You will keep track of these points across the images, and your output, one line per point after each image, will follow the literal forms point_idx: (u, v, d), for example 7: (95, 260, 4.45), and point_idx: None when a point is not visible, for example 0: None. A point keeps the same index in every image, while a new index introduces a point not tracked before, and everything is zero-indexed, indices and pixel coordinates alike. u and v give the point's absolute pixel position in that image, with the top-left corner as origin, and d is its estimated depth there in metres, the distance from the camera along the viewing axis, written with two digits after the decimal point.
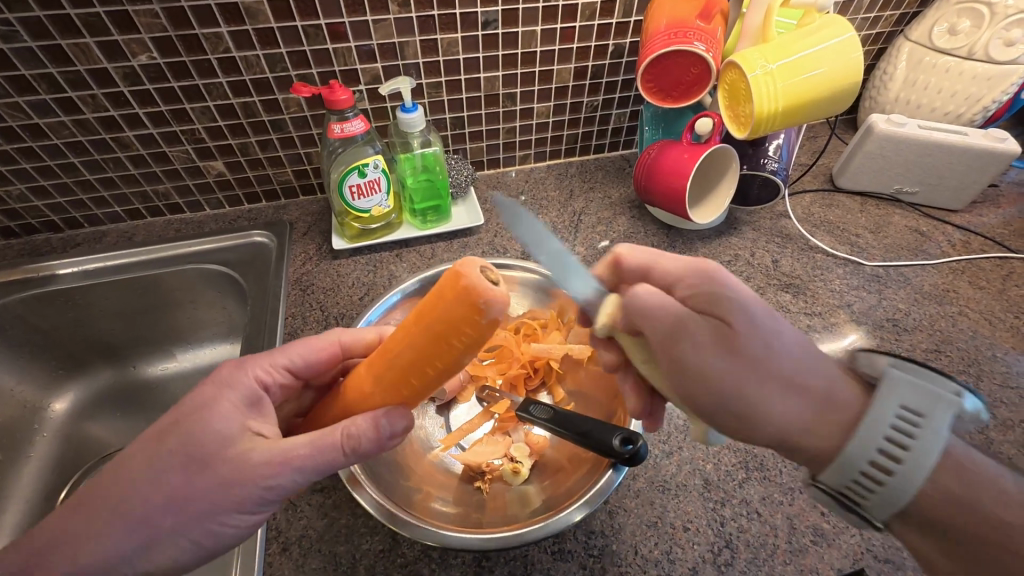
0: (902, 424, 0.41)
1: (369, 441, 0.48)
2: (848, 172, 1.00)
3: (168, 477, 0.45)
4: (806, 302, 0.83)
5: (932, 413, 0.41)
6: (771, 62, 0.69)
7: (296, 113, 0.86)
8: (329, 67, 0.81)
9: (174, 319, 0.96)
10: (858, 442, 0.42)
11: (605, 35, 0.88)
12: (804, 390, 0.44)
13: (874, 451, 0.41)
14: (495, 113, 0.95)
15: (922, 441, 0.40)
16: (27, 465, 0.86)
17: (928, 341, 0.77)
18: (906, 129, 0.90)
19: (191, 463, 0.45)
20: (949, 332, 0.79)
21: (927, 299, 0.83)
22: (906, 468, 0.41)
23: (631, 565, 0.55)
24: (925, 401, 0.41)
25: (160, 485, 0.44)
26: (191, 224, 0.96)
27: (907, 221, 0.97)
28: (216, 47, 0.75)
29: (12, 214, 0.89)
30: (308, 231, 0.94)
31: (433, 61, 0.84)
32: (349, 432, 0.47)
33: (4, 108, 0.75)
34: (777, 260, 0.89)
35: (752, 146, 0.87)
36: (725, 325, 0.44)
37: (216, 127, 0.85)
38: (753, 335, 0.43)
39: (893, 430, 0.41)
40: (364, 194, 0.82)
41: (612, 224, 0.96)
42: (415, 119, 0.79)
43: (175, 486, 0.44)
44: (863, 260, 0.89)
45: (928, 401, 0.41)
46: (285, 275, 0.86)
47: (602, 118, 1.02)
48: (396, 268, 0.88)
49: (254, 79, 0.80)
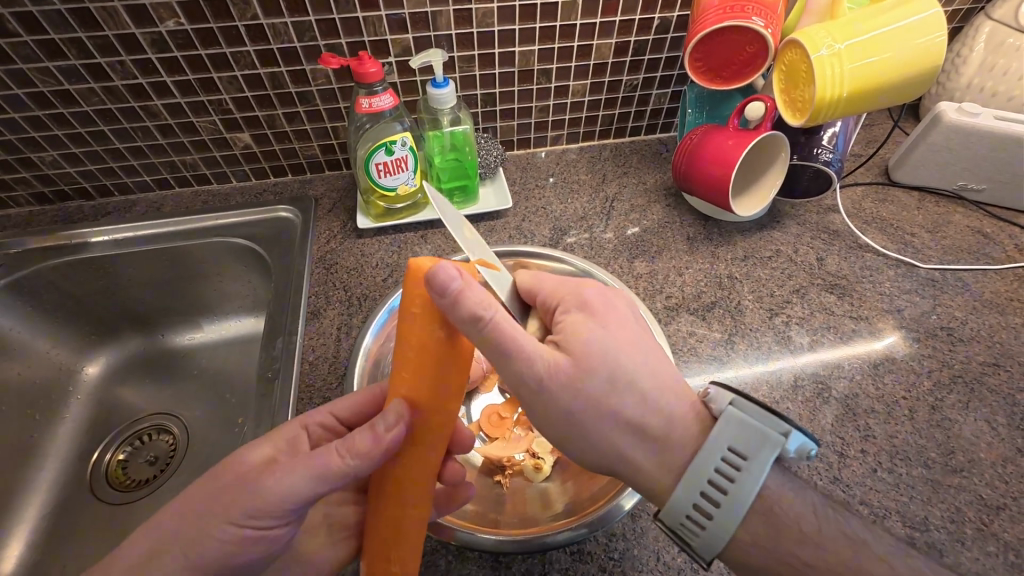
0: (727, 465, 0.45)
1: (366, 437, 0.46)
2: (907, 165, 0.92)
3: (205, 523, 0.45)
4: (852, 304, 0.78)
5: (756, 454, 0.44)
6: (839, 42, 0.63)
7: (323, 85, 0.83)
8: (358, 38, 0.78)
9: (200, 291, 0.97)
10: (687, 483, 0.46)
11: (651, 8, 0.82)
12: (642, 428, 0.48)
13: (700, 492, 0.46)
14: (529, 90, 0.90)
15: (737, 490, 0.44)
16: (62, 426, 0.89)
17: (985, 354, 0.72)
18: (980, 120, 0.82)
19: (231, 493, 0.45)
20: (1009, 344, 0.73)
21: (987, 307, 0.77)
22: (729, 506, 0.44)
23: (652, 571, 0.53)
24: (749, 440, 0.44)
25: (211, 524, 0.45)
26: (219, 196, 0.95)
27: (969, 220, 0.89)
28: (244, 14, 0.73)
29: (45, 179, 0.90)
30: (333, 208, 0.92)
31: (466, 33, 0.80)
32: (346, 438, 0.47)
33: (36, 72, 0.75)
34: (822, 258, 0.84)
35: (804, 134, 0.81)
36: (590, 352, 0.47)
37: (243, 98, 0.83)
38: (600, 355, 0.47)
39: (717, 473, 0.45)
40: (390, 172, 0.79)
41: (646, 212, 0.91)
42: (445, 95, 0.76)
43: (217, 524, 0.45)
44: (917, 262, 0.83)
45: (752, 438, 0.44)
46: (309, 253, 0.84)
47: (641, 99, 0.96)
48: (420, 250, 0.86)
49: (282, 48, 0.77)
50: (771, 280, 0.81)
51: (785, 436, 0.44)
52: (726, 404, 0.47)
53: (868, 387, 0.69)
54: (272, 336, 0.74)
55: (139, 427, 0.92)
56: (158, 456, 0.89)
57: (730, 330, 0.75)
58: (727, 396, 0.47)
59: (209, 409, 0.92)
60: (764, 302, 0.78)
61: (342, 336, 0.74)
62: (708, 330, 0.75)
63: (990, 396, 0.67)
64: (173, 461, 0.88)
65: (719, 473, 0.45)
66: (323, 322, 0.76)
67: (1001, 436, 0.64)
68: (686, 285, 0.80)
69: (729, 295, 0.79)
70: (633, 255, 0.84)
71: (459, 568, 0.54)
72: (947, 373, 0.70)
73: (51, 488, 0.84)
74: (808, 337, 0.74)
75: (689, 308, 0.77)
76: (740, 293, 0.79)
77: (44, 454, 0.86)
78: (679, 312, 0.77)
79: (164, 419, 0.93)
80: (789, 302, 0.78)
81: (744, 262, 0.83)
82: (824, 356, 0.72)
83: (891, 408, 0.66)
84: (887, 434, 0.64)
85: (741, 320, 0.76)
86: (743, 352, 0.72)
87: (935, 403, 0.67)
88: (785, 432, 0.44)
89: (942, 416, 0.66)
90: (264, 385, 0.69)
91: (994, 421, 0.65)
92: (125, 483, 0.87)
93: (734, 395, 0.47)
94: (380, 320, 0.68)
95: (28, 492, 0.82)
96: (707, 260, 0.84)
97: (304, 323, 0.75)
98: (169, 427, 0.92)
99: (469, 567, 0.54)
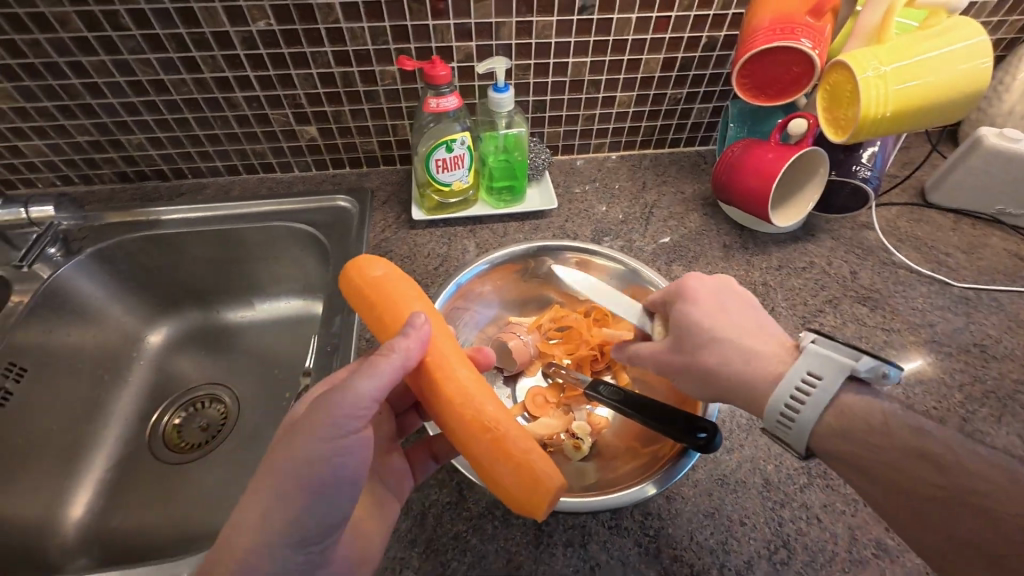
0: (804, 384, 0.50)
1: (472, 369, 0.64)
2: (943, 188, 0.94)
3: (291, 515, 0.47)
4: (884, 317, 0.80)
5: (829, 375, 0.49)
6: (884, 65, 0.67)
7: (389, 85, 0.90)
8: (426, 43, 0.84)
9: (256, 271, 1.03)
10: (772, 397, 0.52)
11: (700, 27, 0.87)
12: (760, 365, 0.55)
13: (781, 407, 0.51)
14: (578, 99, 0.95)
15: (812, 403, 0.50)
16: (126, 388, 0.96)
17: (1017, 372, 0.74)
18: (1019, 146, 0.84)
19: (296, 450, 0.47)
20: None
21: (1020, 328, 0.79)
22: (808, 411, 0.50)
23: (686, 549, 0.57)
24: (825, 366, 0.50)
25: (286, 519, 0.47)
26: (282, 184, 1.02)
27: (1005, 244, 0.91)
28: (326, 18, 0.80)
29: (129, 160, 0.98)
30: (387, 200, 0.99)
31: (526, 44, 0.86)
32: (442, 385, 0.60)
33: (138, 63, 0.83)
34: (856, 272, 0.87)
35: (844, 152, 0.85)
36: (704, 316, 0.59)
37: (315, 94, 0.90)
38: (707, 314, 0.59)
39: (797, 390, 0.51)
40: (448, 168, 0.85)
41: (684, 220, 0.95)
42: (505, 99, 0.81)
43: (298, 500, 0.47)
44: (951, 280, 0.85)
45: (825, 365, 0.50)
46: (365, 239, 0.91)
47: (684, 112, 1.00)
48: (468, 243, 0.91)
49: (357, 50, 0.84)
50: (804, 289, 0.84)
51: (857, 360, 0.49)
52: (807, 341, 0.52)
53: (899, 396, 0.71)
54: (331, 313, 0.79)
55: (194, 394, 0.99)
56: (210, 423, 0.95)
57: None
58: (808, 335, 0.52)
59: (260, 382, 0.99)
60: (798, 310, 0.81)
61: None
62: None
63: (1021, 412, 0.69)
64: (224, 428, 0.94)
65: (797, 391, 0.50)
66: None
67: None
68: None
69: (764, 302, 0.82)
70: (671, 259, 0.88)
71: (505, 532, 0.58)
72: (979, 388, 0.72)
73: (116, 443, 0.91)
74: None
75: None
76: (774, 300, 0.82)
77: (110, 412, 0.93)
78: None
79: (217, 389, 0.99)
80: (822, 311, 0.81)
81: (778, 271, 0.86)
82: None
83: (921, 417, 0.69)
84: None
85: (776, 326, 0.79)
86: None
87: (966, 415, 0.69)
88: (857, 356, 0.49)
89: (972, 428, 0.68)
90: (324, 357, 0.74)
91: None
92: (180, 446, 0.93)
93: (812, 333, 0.53)
94: (446, 293, 0.72)
95: (96, 445, 0.89)
96: (743, 268, 0.87)
97: None
98: (222, 397, 0.98)
99: (514, 532, 0.58)
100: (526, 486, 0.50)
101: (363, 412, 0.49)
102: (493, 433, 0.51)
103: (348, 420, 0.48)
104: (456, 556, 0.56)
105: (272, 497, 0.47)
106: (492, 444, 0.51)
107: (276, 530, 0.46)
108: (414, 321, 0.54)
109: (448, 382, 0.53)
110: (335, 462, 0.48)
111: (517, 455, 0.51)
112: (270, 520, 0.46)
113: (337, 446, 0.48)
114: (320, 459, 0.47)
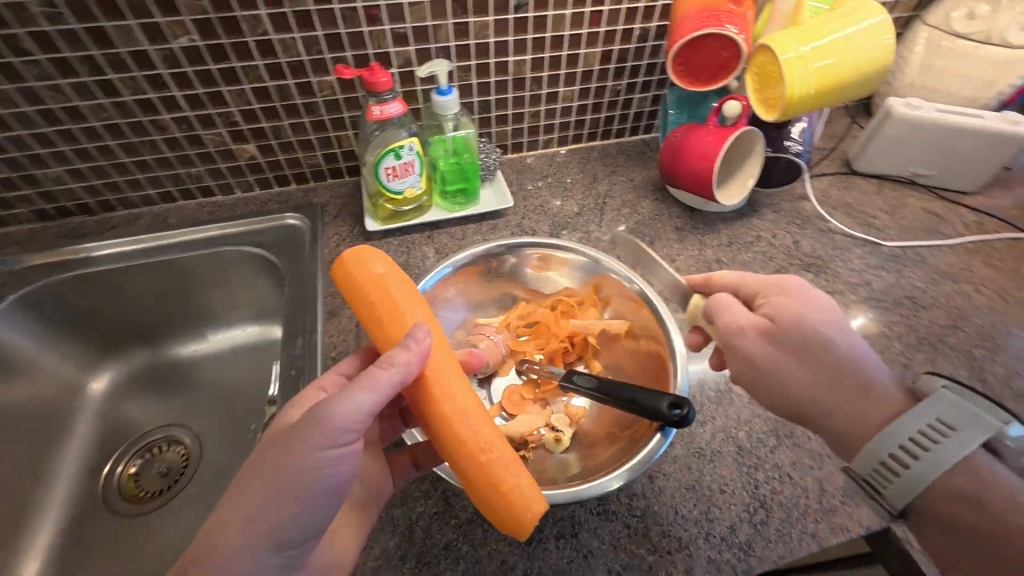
0: (928, 434, 0.47)
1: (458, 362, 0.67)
2: (865, 156, 1.02)
3: (273, 522, 0.45)
4: (827, 280, 0.86)
5: (964, 429, 0.46)
6: (803, 45, 0.71)
7: (329, 96, 0.87)
8: (363, 51, 0.83)
9: (204, 301, 0.97)
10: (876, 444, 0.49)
11: (632, 20, 0.89)
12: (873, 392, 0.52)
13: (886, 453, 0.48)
14: (522, 97, 0.96)
15: (924, 461, 0.46)
16: (70, 443, 0.88)
17: (945, 318, 0.81)
18: (926, 112, 0.92)
19: (284, 458, 0.45)
20: (964, 308, 0.82)
21: (943, 278, 0.86)
22: (924, 463, 0.46)
23: (673, 524, 0.58)
24: (956, 415, 0.46)
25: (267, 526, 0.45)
26: (224, 206, 0.97)
27: (922, 202, 0.99)
28: (254, 30, 0.76)
29: (47, 196, 0.90)
30: (339, 214, 0.96)
31: (465, 45, 0.86)
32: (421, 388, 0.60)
33: (46, 89, 0.76)
34: (798, 241, 0.92)
35: (776, 129, 0.90)
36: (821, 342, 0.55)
37: (250, 110, 0.86)
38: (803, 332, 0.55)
39: (910, 440, 0.47)
40: (398, 176, 0.83)
41: (636, 207, 0.98)
42: (449, 102, 0.81)
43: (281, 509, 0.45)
44: (880, 240, 0.92)
45: (962, 416, 0.46)
46: (320, 256, 0.88)
47: (625, 103, 1.03)
48: (427, 250, 0.90)
49: (290, 62, 0.81)
50: (754, 262, 0.89)
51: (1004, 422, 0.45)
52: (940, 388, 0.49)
53: None
54: (292, 335, 0.76)
55: (149, 439, 0.93)
56: (171, 467, 0.89)
57: None
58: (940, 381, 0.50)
59: (221, 417, 0.93)
60: None
61: (361, 332, 0.78)
62: None
63: (952, 353, 0.76)
64: (187, 471, 0.89)
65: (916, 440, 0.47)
66: (340, 321, 0.79)
67: None
68: (678, 270, 0.87)
69: None
70: None
71: (496, 534, 0.57)
72: (914, 336, 0.78)
73: (64, 504, 0.83)
74: None
75: None
76: (728, 275, 0.86)
77: (54, 471, 0.85)
78: None
79: (174, 431, 0.93)
80: None
81: (728, 247, 0.91)
82: None
83: None
84: None
85: None
86: None
87: (906, 362, 0.75)
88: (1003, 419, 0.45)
89: (913, 373, 0.74)
90: (289, 382, 0.71)
91: (957, 374, 0.74)
92: (139, 496, 0.87)
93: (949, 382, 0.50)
94: None
95: (40, 510, 0.81)
96: (695, 247, 0.91)
97: (323, 322, 0.78)
98: (181, 438, 0.92)
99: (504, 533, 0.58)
100: (505, 511, 0.51)
101: (353, 423, 0.47)
102: (483, 456, 0.51)
103: (340, 430, 0.46)
104: (449, 565, 0.55)
105: (261, 496, 0.45)
106: (484, 474, 0.51)
107: (255, 537, 0.45)
108: (416, 334, 0.52)
109: (443, 399, 0.52)
110: (324, 473, 0.46)
111: (505, 479, 0.51)
112: (252, 526, 0.45)
113: (326, 458, 0.46)
114: (312, 462, 0.46)
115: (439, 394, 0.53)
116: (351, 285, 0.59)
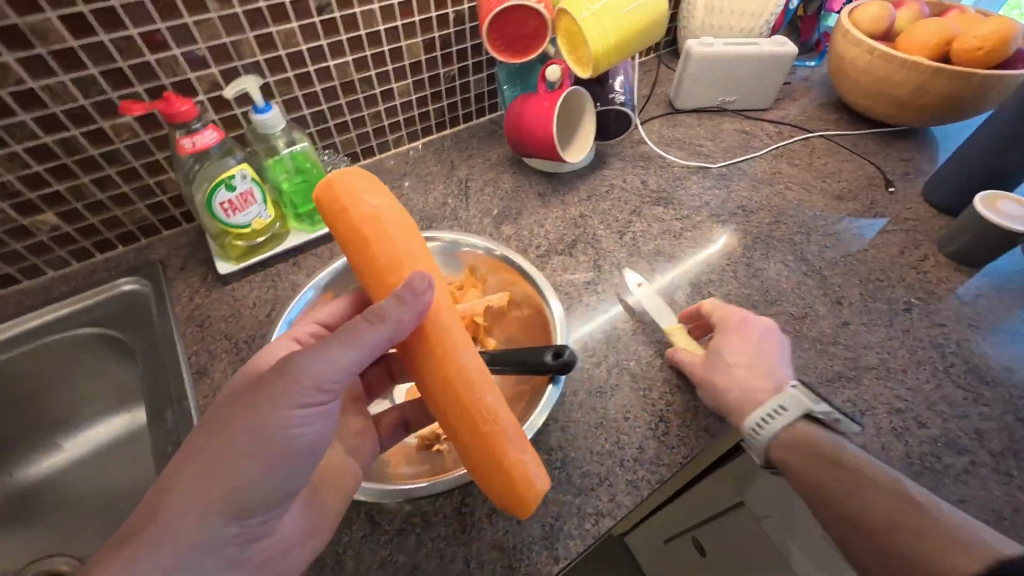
0: None
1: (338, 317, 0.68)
2: (681, 95, 1.15)
3: (232, 485, 0.46)
4: (675, 209, 0.96)
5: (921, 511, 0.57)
6: (594, 5, 0.77)
7: (130, 139, 0.77)
8: (157, 82, 0.74)
9: (43, 405, 0.83)
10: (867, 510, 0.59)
11: (443, 5, 0.90)
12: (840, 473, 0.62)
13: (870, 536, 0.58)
14: (355, 100, 0.93)
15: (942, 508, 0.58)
16: None
17: (770, 217, 0.94)
18: (715, 48, 1.05)
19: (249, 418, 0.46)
20: (781, 204, 0.96)
21: (761, 184, 1.01)
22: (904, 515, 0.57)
23: (591, 463, 0.62)
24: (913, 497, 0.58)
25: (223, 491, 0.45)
26: (36, 292, 0.83)
27: (734, 124, 1.14)
28: (4, 80, 0.65)
29: None
30: (185, 264, 0.86)
31: (275, 57, 0.81)
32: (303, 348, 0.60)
33: None
34: (645, 181, 1.01)
35: (598, 86, 0.98)
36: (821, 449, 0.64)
37: (32, 174, 0.73)
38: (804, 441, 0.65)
39: None
40: (238, 208, 0.77)
41: (498, 183, 1.00)
42: (272, 119, 0.76)
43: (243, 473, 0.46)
44: (709, 164, 1.04)
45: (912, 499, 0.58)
46: (173, 315, 0.78)
47: (462, 87, 1.05)
48: (297, 277, 0.85)
49: (67, 110, 0.70)
50: (612, 208, 0.96)
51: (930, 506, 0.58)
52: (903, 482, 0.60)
53: (704, 266, 0.86)
54: (159, 409, 0.68)
55: None
56: None
57: (595, 257, 0.87)
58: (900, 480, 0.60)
59: (104, 529, 0.80)
60: (613, 228, 0.92)
61: None
62: (578, 262, 0.86)
63: (780, 244, 0.89)
64: None
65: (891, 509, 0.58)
66: (214, 378, 0.72)
67: (793, 269, 0.85)
68: (549, 232, 0.91)
69: (585, 230, 0.92)
70: (499, 221, 0.93)
71: (430, 533, 0.57)
72: (750, 238, 0.90)
73: None
74: (653, 243, 0.90)
75: (558, 250, 0.88)
76: (593, 226, 0.93)
77: None
78: (551, 255, 0.87)
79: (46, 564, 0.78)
80: (631, 222, 0.94)
81: (588, 201, 0.97)
82: (668, 255, 0.88)
83: (722, 275, 0.85)
84: (724, 294, 0.82)
85: (601, 247, 0.89)
86: (610, 271, 0.85)
87: (748, 260, 0.87)
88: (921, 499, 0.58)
89: (755, 269, 0.85)
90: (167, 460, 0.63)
91: (787, 260, 0.87)
92: None
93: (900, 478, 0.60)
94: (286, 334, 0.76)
95: None
96: (560, 208, 0.96)
97: (193, 384, 0.70)
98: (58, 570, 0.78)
99: (437, 529, 0.57)
100: (508, 485, 0.52)
101: (336, 376, 0.48)
102: (486, 434, 0.53)
103: (328, 377, 0.48)
104: None
105: (221, 456, 0.46)
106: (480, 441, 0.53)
107: (214, 499, 0.45)
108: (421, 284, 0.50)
109: (447, 361, 0.54)
110: (295, 429, 0.48)
111: (510, 455, 0.53)
112: (212, 488, 0.45)
113: (297, 417, 0.47)
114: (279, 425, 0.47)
115: (442, 356, 0.54)
116: (346, 212, 0.58)
